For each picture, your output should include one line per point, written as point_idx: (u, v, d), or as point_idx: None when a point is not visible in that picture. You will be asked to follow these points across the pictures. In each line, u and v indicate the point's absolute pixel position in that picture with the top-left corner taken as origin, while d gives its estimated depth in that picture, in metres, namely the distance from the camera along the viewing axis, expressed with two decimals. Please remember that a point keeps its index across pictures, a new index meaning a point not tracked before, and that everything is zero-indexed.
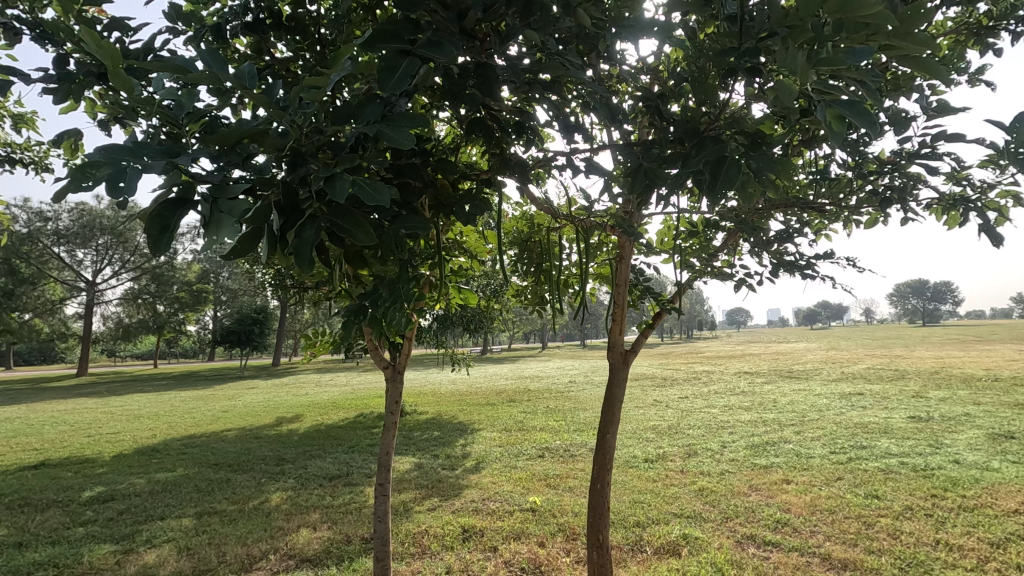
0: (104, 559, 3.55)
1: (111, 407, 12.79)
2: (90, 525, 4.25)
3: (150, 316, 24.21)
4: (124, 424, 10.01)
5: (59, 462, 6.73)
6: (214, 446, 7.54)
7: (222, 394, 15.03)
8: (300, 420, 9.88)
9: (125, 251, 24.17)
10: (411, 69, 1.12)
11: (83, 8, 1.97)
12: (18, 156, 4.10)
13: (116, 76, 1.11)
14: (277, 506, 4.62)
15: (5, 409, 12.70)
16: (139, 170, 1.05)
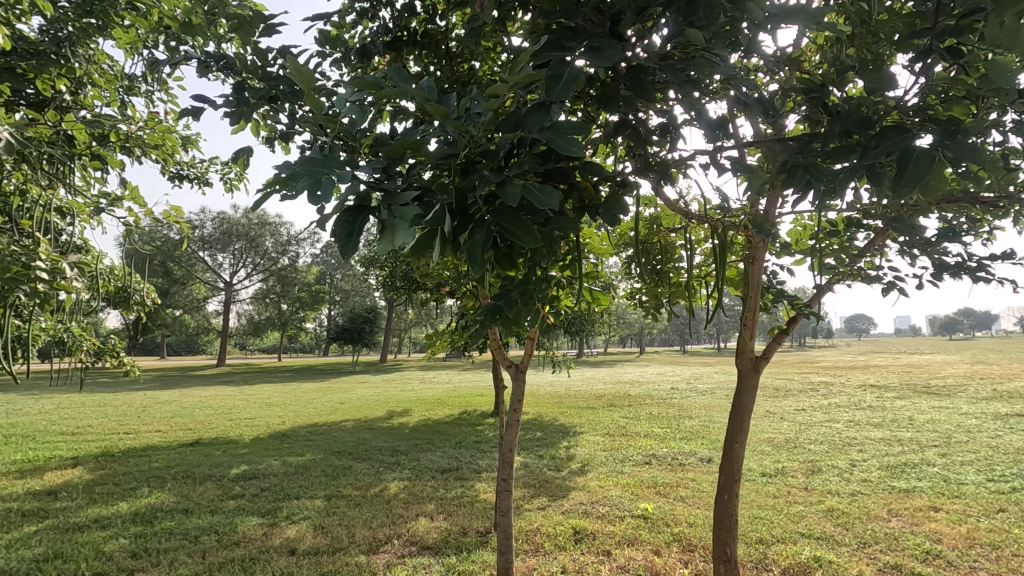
0: (254, 530, 3.96)
1: (247, 395, 14.27)
2: (239, 499, 4.78)
3: (276, 314, 26.69)
4: (258, 410, 11.13)
5: (210, 441, 7.62)
6: (336, 434, 8.16)
7: (338, 387, 16.24)
8: (409, 414, 10.41)
9: (256, 255, 26.85)
10: (574, 77, 1.15)
11: (255, 42, 2.22)
12: (185, 173, 4.71)
13: (308, 97, 1.27)
14: (396, 494, 4.91)
15: (163, 393, 14.64)
16: (333, 180, 1.19)
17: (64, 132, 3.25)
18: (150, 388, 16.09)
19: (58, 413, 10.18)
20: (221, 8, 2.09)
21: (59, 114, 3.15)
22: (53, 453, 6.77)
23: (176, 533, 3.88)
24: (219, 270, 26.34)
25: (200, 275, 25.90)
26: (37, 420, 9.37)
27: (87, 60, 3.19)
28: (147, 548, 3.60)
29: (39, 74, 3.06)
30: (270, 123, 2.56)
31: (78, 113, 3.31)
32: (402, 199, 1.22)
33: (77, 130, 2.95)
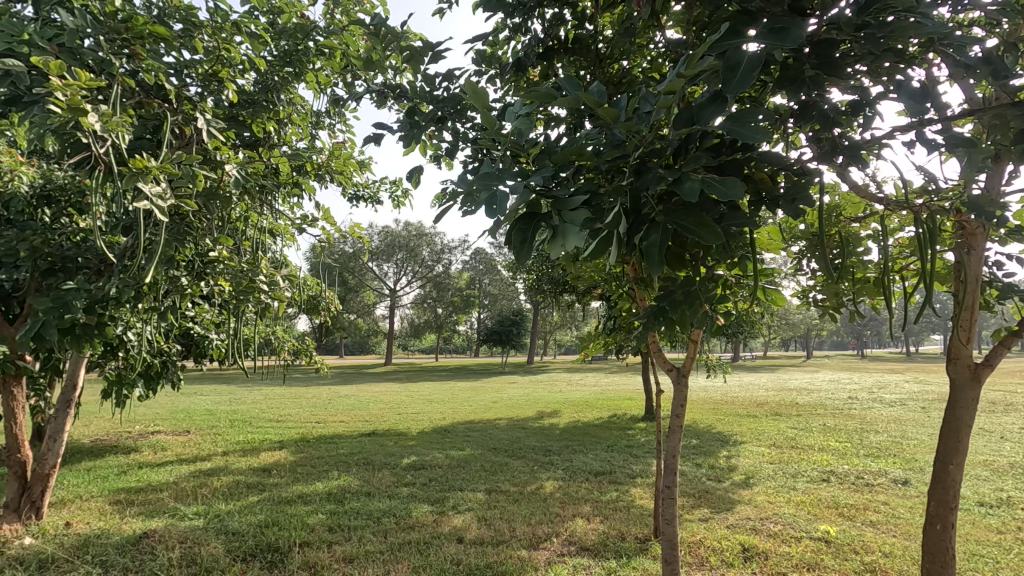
0: (426, 516, 4.32)
1: (411, 392, 15.58)
2: (411, 486, 5.25)
3: (433, 317, 28.84)
4: (422, 406, 12.12)
5: (384, 433, 8.47)
6: (491, 431, 8.57)
7: (491, 387, 17.02)
8: (558, 415, 10.53)
9: (416, 263, 29.29)
10: (755, 62, 1.07)
11: (422, 69, 2.42)
12: (362, 193, 5.32)
13: (483, 114, 1.37)
14: (552, 493, 5.00)
15: (344, 388, 16.62)
16: (508, 191, 1.26)
17: (273, 166, 3.85)
18: (332, 383, 18.36)
19: (266, 403, 12.05)
20: (396, 42, 2.32)
21: (269, 151, 3.74)
22: (265, 436, 8.04)
23: (363, 513, 4.38)
24: (384, 279, 29.18)
25: (369, 283, 28.95)
26: (253, 408, 11.22)
27: (287, 103, 3.75)
28: (340, 524, 4.10)
29: (254, 119, 3.67)
30: (435, 142, 2.79)
31: (282, 149, 3.90)
32: (572, 204, 1.26)
33: (283, 163, 3.48)
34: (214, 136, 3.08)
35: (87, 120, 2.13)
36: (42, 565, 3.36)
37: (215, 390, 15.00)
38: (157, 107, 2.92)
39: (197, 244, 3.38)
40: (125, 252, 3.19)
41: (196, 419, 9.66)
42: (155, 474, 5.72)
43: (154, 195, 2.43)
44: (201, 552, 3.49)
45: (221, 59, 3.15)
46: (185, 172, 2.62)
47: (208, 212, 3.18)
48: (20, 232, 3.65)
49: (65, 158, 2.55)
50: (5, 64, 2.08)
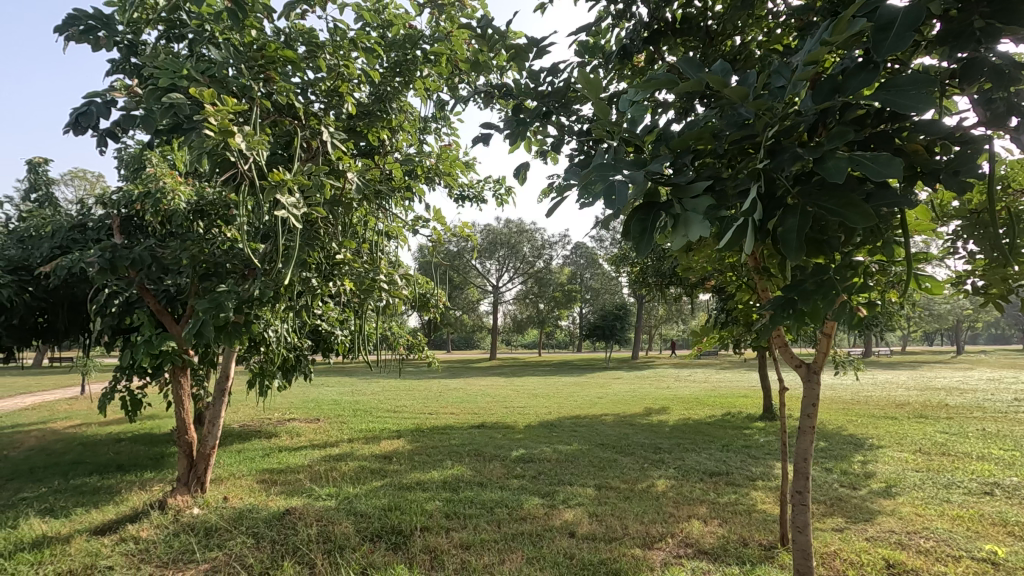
0: (537, 508, 4.38)
1: (516, 386, 15.88)
2: (521, 479, 5.34)
3: (535, 313, 29.11)
4: (527, 400, 12.28)
5: (492, 426, 8.70)
6: (598, 427, 8.49)
7: (596, 382, 16.85)
8: (667, 413, 10.16)
9: (517, 260, 29.74)
10: (913, 20, 0.95)
11: (528, 66, 2.44)
12: (468, 193, 5.49)
13: (596, 105, 1.37)
14: (664, 492, 4.85)
15: (452, 381, 17.29)
16: (625, 180, 1.23)
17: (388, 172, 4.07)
18: (441, 377, 19.19)
19: (383, 395, 12.87)
20: (501, 42, 2.36)
21: (384, 158, 3.97)
22: (384, 426, 8.60)
23: (476, 502, 4.54)
24: (487, 276, 29.96)
25: (473, 281, 29.89)
26: (372, 399, 12.05)
27: (399, 112, 3.97)
28: (456, 512, 4.28)
29: (370, 128, 3.91)
30: (540, 137, 2.80)
31: (394, 155, 4.11)
32: (694, 191, 1.21)
33: (397, 169, 3.68)
34: (337, 147, 3.33)
35: (234, 141, 2.41)
36: (208, 532, 3.86)
37: (339, 382, 16.28)
38: (288, 125, 3.23)
39: (324, 248, 3.69)
40: (265, 257, 3.56)
41: (323, 408, 10.56)
42: (292, 457, 6.33)
43: (290, 205, 2.68)
44: (335, 531, 3.81)
45: (341, 75, 3.40)
46: (313, 182, 2.87)
47: (333, 217, 3.45)
48: (182, 243, 4.20)
49: (218, 175, 2.90)
50: (170, 97, 2.42)
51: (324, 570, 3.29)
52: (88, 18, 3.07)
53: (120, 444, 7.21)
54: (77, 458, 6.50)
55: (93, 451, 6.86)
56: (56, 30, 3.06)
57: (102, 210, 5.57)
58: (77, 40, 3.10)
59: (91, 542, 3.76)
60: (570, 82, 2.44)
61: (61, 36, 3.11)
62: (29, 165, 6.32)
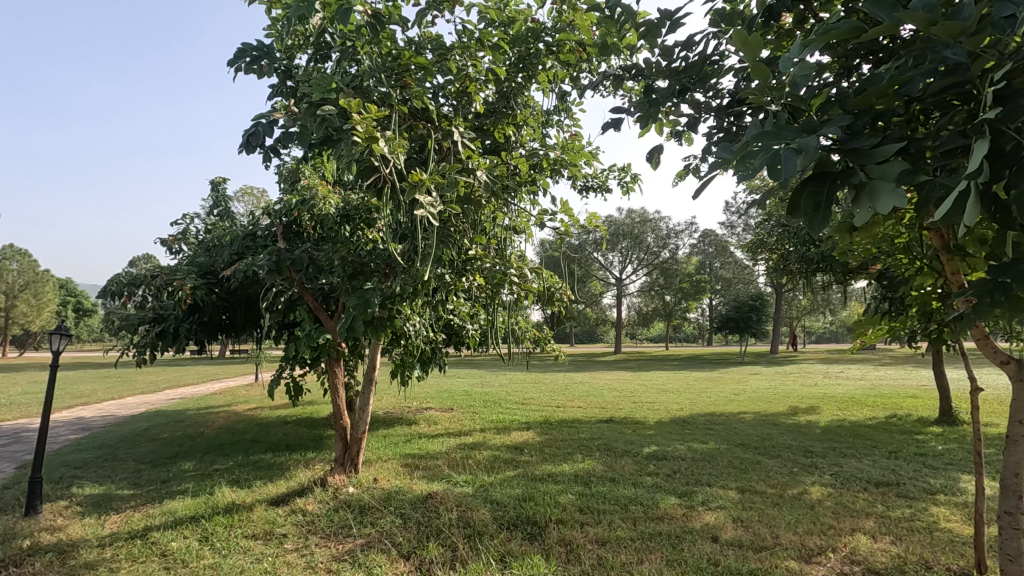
0: (675, 509, 4.18)
1: (644, 381, 15.42)
2: (654, 476, 5.15)
3: (661, 305, 28.05)
4: (657, 396, 11.85)
5: (621, 421, 8.52)
6: (736, 426, 7.94)
7: (731, 378, 15.80)
8: (818, 413, 9.19)
9: (641, 251, 28.80)
10: None
11: (661, 42, 2.28)
12: (592, 183, 5.38)
13: (755, 69, 1.25)
14: (820, 500, 4.39)
15: (577, 375, 17.23)
16: (793, 148, 1.10)
17: (514, 168, 4.11)
18: (565, 370, 19.27)
19: (511, 387, 13.21)
20: (630, 20, 2.23)
21: (510, 154, 4.00)
22: (513, 417, 8.81)
23: (609, 498, 4.45)
24: (610, 268, 29.47)
25: (596, 273, 29.57)
26: (500, 391, 12.40)
27: (523, 107, 3.98)
28: (590, 506, 4.23)
29: (496, 126, 3.97)
30: (672, 118, 2.63)
31: (520, 150, 4.13)
32: (881, 155, 1.06)
33: (523, 164, 3.70)
34: (466, 146, 3.42)
35: (377, 146, 2.58)
36: (362, 509, 4.22)
37: (469, 374, 17.06)
38: (421, 128, 3.39)
39: (458, 245, 3.84)
40: (405, 256, 3.78)
41: (456, 398, 11.10)
42: (431, 444, 6.72)
43: (427, 204, 2.81)
44: (473, 517, 3.96)
45: (467, 75, 3.49)
46: (447, 181, 2.98)
47: (466, 214, 3.57)
48: (334, 246, 4.63)
49: (363, 181, 3.13)
50: (323, 111, 2.65)
51: (466, 554, 3.42)
52: (254, 50, 3.48)
53: (288, 427, 8.18)
54: (255, 436, 7.48)
55: (267, 431, 7.86)
56: (229, 63, 3.51)
57: (268, 220, 6.33)
58: (244, 70, 3.53)
59: (269, 511, 4.30)
60: (707, 55, 2.25)
61: (233, 68, 3.56)
62: (212, 185, 7.36)
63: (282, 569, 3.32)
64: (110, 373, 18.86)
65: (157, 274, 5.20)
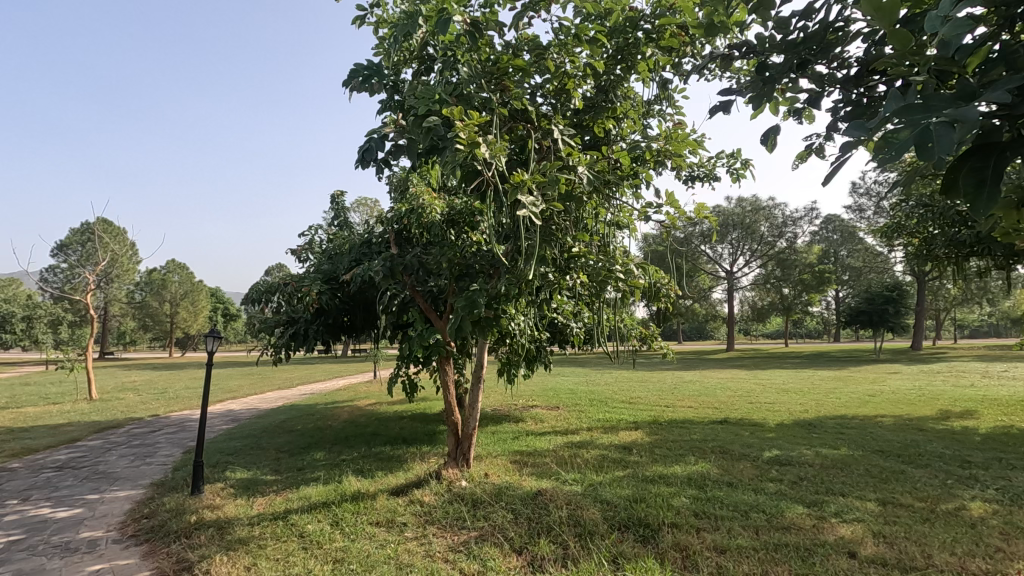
0: (804, 519, 3.86)
1: (761, 380, 14.42)
2: (778, 483, 4.79)
3: (778, 299, 26.09)
4: (777, 396, 11.02)
5: (737, 422, 8.02)
6: (873, 431, 7.17)
7: (864, 377, 14.29)
8: (977, 418, 8.03)
9: (754, 242, 26.98)
10: None
11: (774, 11, 2.11)
12: (699, 172, 5.13)
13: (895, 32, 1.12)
14: (982, 519, 3.82)
15: (685, 373, 16.54)
16: (948, 120, 0.96)
17: (616, 162, 4.02)
18: (673, 368, 18.58)
19: (617, 386, 12.97)
20: None
21: (610, 148, 3.91)
22: (620, 416, 8.65)
23: (727, 503, 4.20)
24: (720, 261, 27.88)
25: (704, 267, 28.13)
26: (606, 390, 12.24)
27: (623, 100, 3.88)
28: (706, 511, 4.03)
29: (595, 121, 3.91)
30: (790, 95, 2.43)
31: (621, 144, 4.03)
32: None
33: (625, 156, 3.59)
34: (566, 144, 3.40)
35: (480, 151, 2.65)
36: (475, 503, 4.36)
37: (574, 372, 17.02)
38: (522, 129, 3.44)
39: (560, 242, 3.84)
40: (509, 256, 3.85)
41: (562, 397, 11.10)
42: (538, 442, 6.78)
43: (530, 204, 2.84)
44: (583, 516, 3.93)
45: (566, 73, 3.47)
46: (549, 180, 2.98)
47: (568, 212, 3.55)
48: (441, 249, 4.83)
49: (467, 185, 3.23)
50: (429, 121, 2.77)
51: (578, 553, 3.41)
52: (365, 69, 3.72)
53: (404, 421, 8.67)
54: (375, 430, 8.02)
55: (386, 425, 8.39)
56: (344, 84, 3.79)
57: (382, 227, 6.75)
58: (357, 89, 3.79)
59: (390, 500, 4.58)
60: (829, 21, 2.04)
61: (348, 89, 3.84)
62: (332, 198, 8.00)
63: (404, 555, 3.53)
64: (253, 371, 21.17)
65: (288, 282, 5.76)
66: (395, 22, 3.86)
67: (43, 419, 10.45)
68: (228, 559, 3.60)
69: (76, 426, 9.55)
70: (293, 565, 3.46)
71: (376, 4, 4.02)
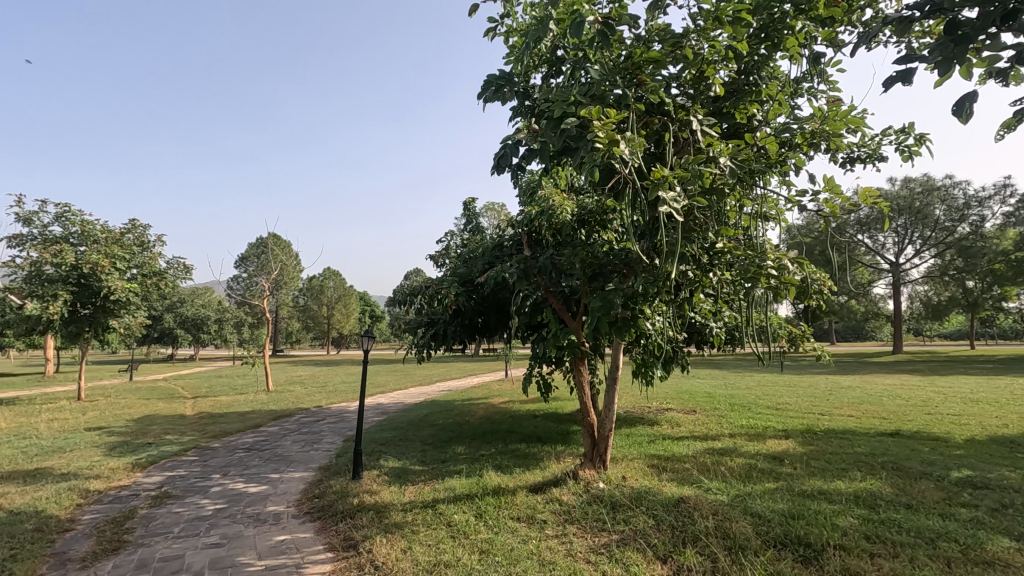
0: (1011, 555, 3.26)
1: (942, 387, 12.44)
2: (973, 509, 4.10)
3: (961, 293, 22.36)
4: (964, 407, 9.44)
5: (912, 435, 7.01)
6: None
7: None
8: None
9: (926, 228, 23.45)
10: None
11: None
12: (860, 153, 4.58)
13: None
14: None
15: (842, 379, 14.83)
16: None
17: (761, 150, 3.73)
18: (827, 373, 16.77)
19: (761, 390, 12.02)
20: None
21: (755, 136, 3.64)
22: (767, 423, 7.99)
23: (907, 529, 3.68)
24: (883, 252, 24.59)
25: (862, 259, 25.02)
26: (749, 394, 11.39)
27: (768, 81, 3.58)
28: (879, 535, 3.57)
29: (737, 107, 3.65)
30: (988, 55, 2.07)
31: (767, 129, 3.72)
32: None
33: (772, 141, 3.30)
34: (707, 134, 3.22)
35: (619, 149, 2.61)
36: (615, 505, 4.30)
37: (712, 375, 16.07)
38: (657, 123, 3.34)
39: (701, 238, 3.64)
40: (647, 254, 3.74)
41: (699, 400, 10.54)
42: (676, 446, 6.51)
43: (671, 200, 2.73)
44: (733, 528, 3.69)
45: (705, 59, 3.29)
46: (693, 173, 2.84)
47: (711, 206, 3.35)
48: (573, 251, 4.83)
49: (603, 184, 3.19)
50: (565, 124, 2.78)
51: (728, 567, 3.21)
52: (497, 79, 3.84)
53: (537, 420, 8.82)
54: (510, 427, 8.25)
55: (519, 423, 8.61)
56: (478, 96, 3.95)
57: (513, 231, 6.94)
58: (490, 99, 3.92)
59: (530, 497, 4.68)
60: None
61: (481, 100, 3.99)
62: (465, 205, 8.40)
63: (546, 553, 3.58)
64: (397, 368, 22.96)
65: (429, 285, 6.15)
66: (525, 29, 3.93)
67: (234, 407, 12.27)
68: (387, 541, 3.94)
69: (258, 413, 11.08)
70: (444, 552, 3.68)
71: (506, 14, 4.13)
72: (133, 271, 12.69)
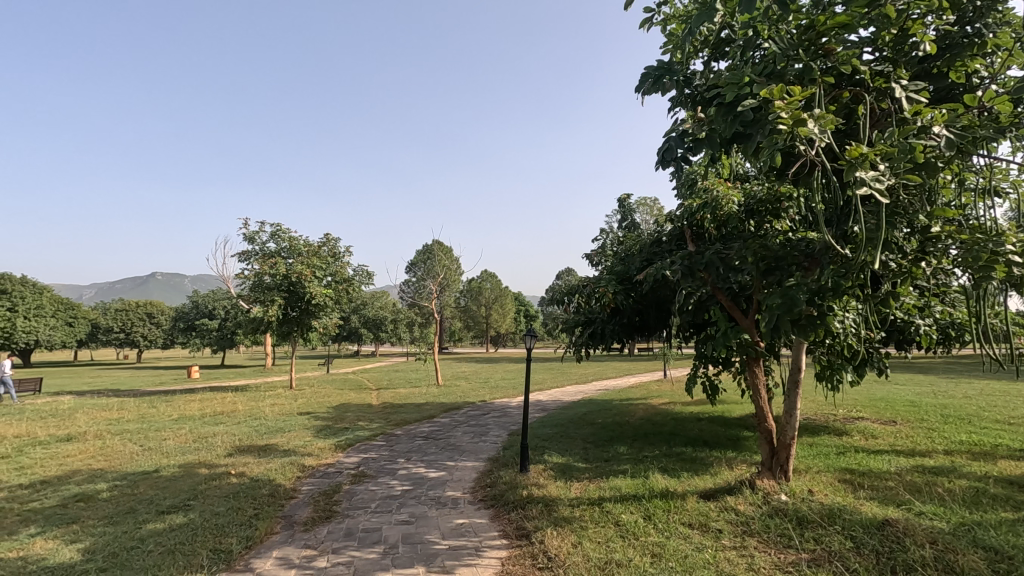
0: None
1: None
2: None
3: None
4: None
5: None
6: None
7: None
8: None
9: None
10: None
11: None
12: None
13: None
14: None
15: None
16: None
17: (986, 112, 3.12)
18: None
19: (986, 401, 9.98)
20: None
21: (976, 97, 3.06)
22: (997, 440, 6.62)
23: None
24: None
25: None
26: (970, 404, 9.54)
27: (995, 30, 2.98)
28: None
29: (951, 66, 3.09)
30: None
31: (995, 87, 3.10)
32: None
33: (1005, 100, 2.73)
34: (913, 101, 2.78)
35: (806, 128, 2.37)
36: (802, 522, 3.92)
37: (917, 381, 13.73)
38: (848, 95, 2.97)
39: (907, 221, 3.16)
40: (838, 244, 3.34)
41: (900, 409, 9.11)
42: (874, 461, 5.71)
43: (871, 179, 2.42)
44: (959, 561, 3.14)
45: (907, 16, 2.84)
46: (901, 147, 2.47)
47: (922, 183, 2.88)
48: (745, 243, 4.50)
49: (786, 169, 2.92)
50: (740, 106, 2.60)
51: None
52: (655, 71, 3.74)
53: (703, 424, 8.36)
54: (674, 430, 7.93)
55: (684, 426, 8.24)
56: (636, 89, 3.88)
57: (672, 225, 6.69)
58: (648, 91, 3.83)
59: (702, 504, 4.46)
60: None
61: (640, 93, 3.92)
62: (620, 202, 8.29)
63: (725, 564, 3.40)
64: (554, 366, 23.42)
65: (587, 284, 6.17)
66: (684, 15, 3.77)
67: (411, 399, 13.54)
68: (558, 534, 4.06)
69: (432, 406, 12.09)
70: (615, 551, 3.67)
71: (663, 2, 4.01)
72: (328, 279, 14.68)
